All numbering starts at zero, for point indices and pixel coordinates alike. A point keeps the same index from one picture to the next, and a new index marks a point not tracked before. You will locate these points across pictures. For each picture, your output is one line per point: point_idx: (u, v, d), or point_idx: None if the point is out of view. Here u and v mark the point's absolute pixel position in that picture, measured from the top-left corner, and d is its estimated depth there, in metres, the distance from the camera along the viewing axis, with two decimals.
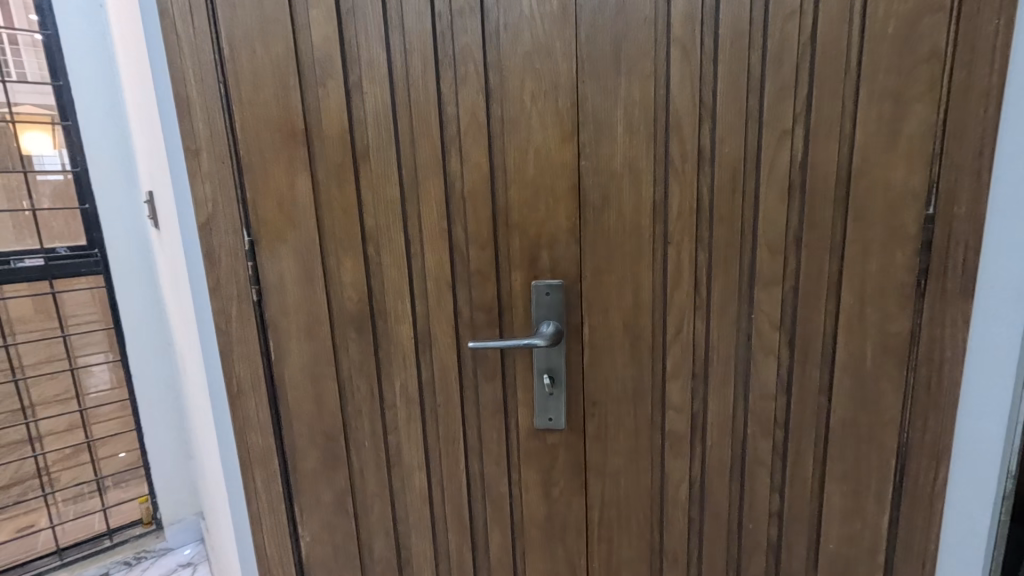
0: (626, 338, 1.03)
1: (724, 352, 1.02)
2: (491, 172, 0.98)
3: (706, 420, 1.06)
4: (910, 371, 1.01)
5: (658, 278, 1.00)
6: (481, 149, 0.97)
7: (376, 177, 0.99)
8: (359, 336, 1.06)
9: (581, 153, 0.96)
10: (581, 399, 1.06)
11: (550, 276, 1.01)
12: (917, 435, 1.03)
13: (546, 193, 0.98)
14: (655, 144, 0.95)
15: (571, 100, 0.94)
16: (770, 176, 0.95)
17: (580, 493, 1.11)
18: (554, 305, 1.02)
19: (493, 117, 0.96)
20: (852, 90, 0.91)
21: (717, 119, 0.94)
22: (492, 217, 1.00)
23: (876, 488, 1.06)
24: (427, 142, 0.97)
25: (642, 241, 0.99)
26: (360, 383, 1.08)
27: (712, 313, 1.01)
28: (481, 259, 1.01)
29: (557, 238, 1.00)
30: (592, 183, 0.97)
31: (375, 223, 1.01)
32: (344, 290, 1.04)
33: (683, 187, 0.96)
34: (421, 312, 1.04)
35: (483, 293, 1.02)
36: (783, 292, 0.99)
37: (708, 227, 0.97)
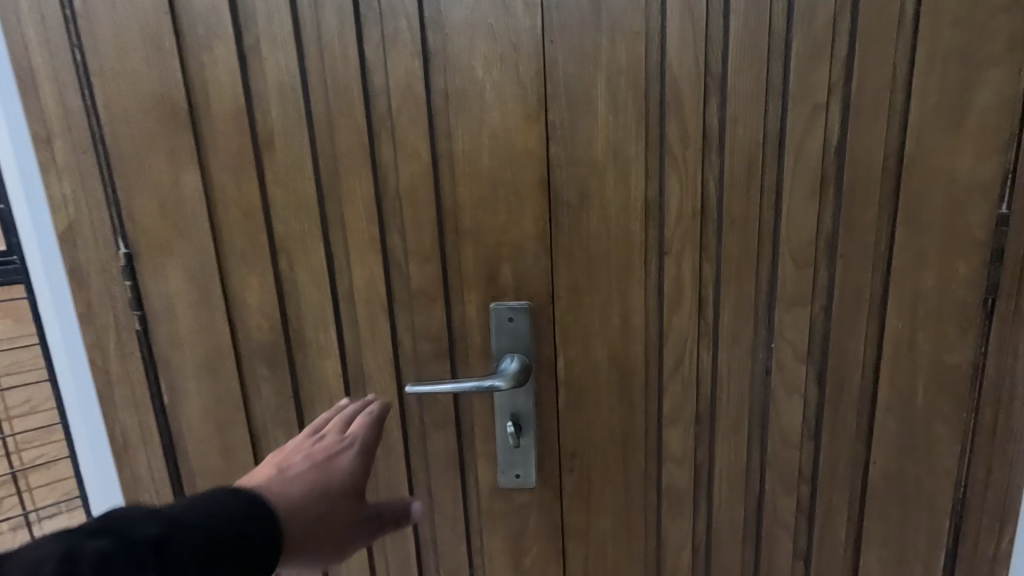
0: (612, 375, 0.81)
1: (737, 392, 0.80)
2: (434, 164, 0.75)
3: (713, 474, 0.84)
4: (971, 412, 0.79)
5: (652, 298, 0.78)
6: (421, 133, 0.74)
7: (284, 172, 0.76)
8: (272, 374, 0.83)
9: (549, 138, 0.74)
10: (556, 449, 0.85)
11: (514, 296, 0.79)
12: (977, 490, 0.82)
13: (507, 191, 0.76)
14: (646, 124, 0.73)
15: (536, 67, 0.72)
16: (797, 165, 0.72)
17: (556, 563, 0.89)
18: (519, 334, 0.80)
19: (435, 91, 0.73)
20: (906, 51, 0.69)
21: (728, 90, 0.71)
22: (438, 222, 0.77)
23: (925, 555, 0.85)
24: (350, 125, 0.74)
25: (631, 251, 0.76)
26: (278, 432, 0.86)
27: (720, 342, 0.79)
28: (425, 277, 0.79)
29: (522, 248, 0.77)
30: (565, 176, 0.75)
31: (286, 231, 0.78)
32: (251, 316, 0.81)
33: (683, 181, 0.74)
34: (351, 344, 0.82)
35: (429, 319, 0.80)
36: (812, 314, 0.77)
37: (715, 233, 0.75)
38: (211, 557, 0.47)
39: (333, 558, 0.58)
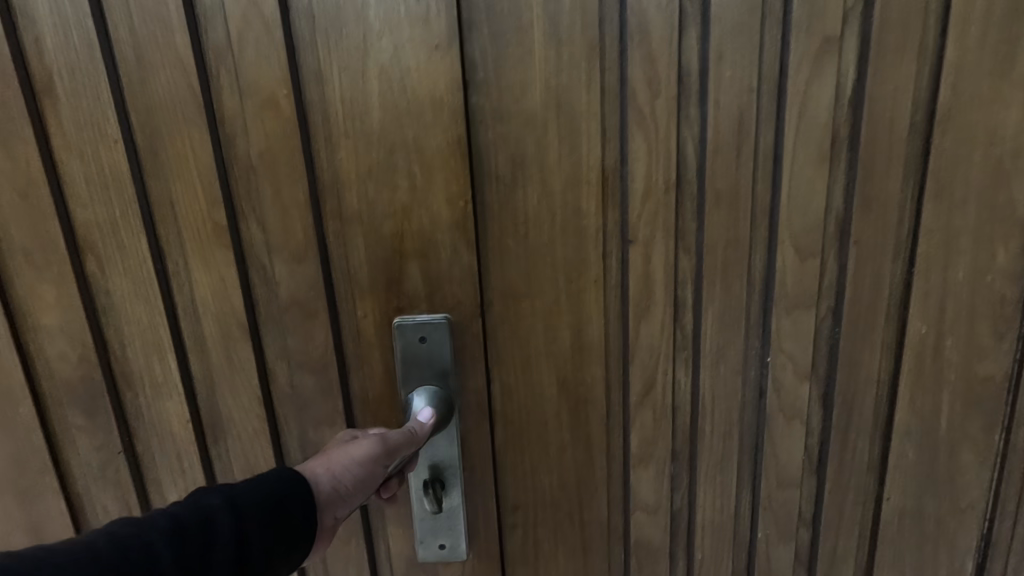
0: (563, 404, 0.61)
1: (723, 421, 0.62)
2: (303, 122, 0.54)
3: (693, 523, 0.66)
4: (1005, 434, 0.63)
5: (614, 302, 0.58)
6: (279, 75, 0.53)
7: (90, 138, 0.55)
8: (90, 420, 0.63)
9: (466, 83, 0.53)
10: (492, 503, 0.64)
11: (427, 305, 0.59)
12: (1007, 525, 0.66)
13: (406, 157, 0.55)
14: (601, 61, 0.52)
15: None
16: (800, 120, 0.54)
17: None
18: (434, 357, 0.59)
19: (296, 16, 0.52)
20: None
21: (710, 14, 0.52)
22: (314, 204, 0.56)
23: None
24: (177, 65, 0.53)
25: (584, 240, 0.56)
26: (100, 489, 0.66)
27: (702, 358, 0.60)
28: (297, 283, 0.58)
29: (434, 238, 0.57)
30: (495, 139, 0.54)
31: (99, 220, 0.57)
32: (38, 340, 0.61)
33: (651, 143, 0.54)
34: (205, 375, 0.61)
35: (310, 338, 0.60)
36: (816, 319, 0.59)
37: (694, 216, 0.56)
38: (280, 504, 0.45)
39: (376, 469, 0.52)
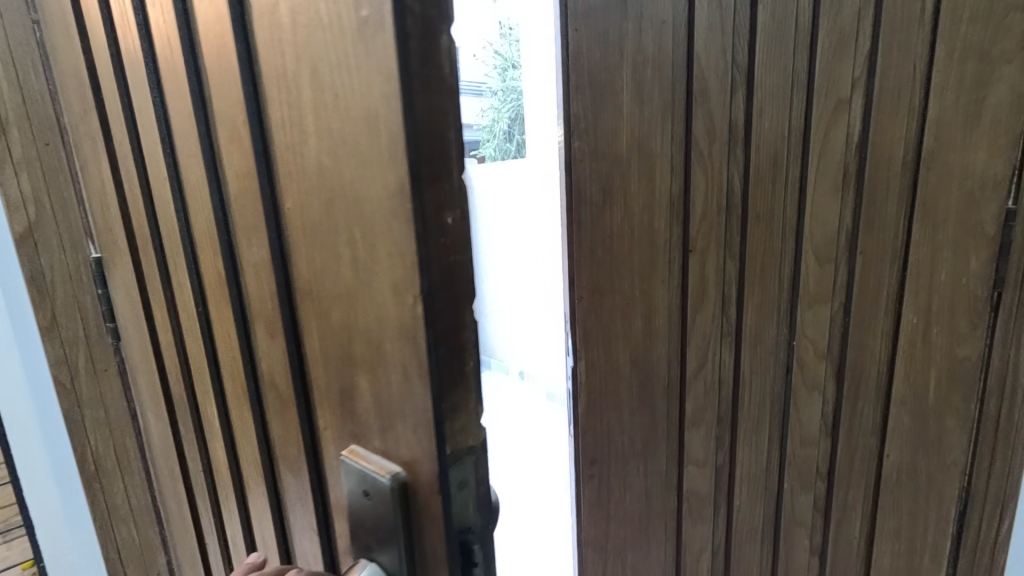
0: (634, 378, 0.82)
1: (757, 391, 0.79)
2: (264, 158, 0.38)
3: (733, 475, 0.83)
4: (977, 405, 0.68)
5: (675, 298, 0.78)
6: (237, 95, 0.37)
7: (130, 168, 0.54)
8: (161, 439, 0.71)
9: (400, 45, 0.29)
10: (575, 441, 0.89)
11: (381, 408, 0.36)
12: (980, 479, 0.70)
13: (341, 193, 0.33)
14: (671, 117, 0.72)
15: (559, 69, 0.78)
16: (821, 158, 0.70)
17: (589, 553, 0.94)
18: (381, 456, 0.36)
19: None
20: (925, 41, 0.62)
21: (754, 81, 0.70)
22: (282, 269, 0.40)
23: (933, 547, 0.74)
24: (185, 89, 0.43)
25: (655, 250, 0.77)
26: (174, 484, 0.71)
27: (743, 340, 0.78)
28: (274, 357, 0.43)
29: (382, 324, 0.34)
30: (422, 153, 0.30)
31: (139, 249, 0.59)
32: (135, 355, 0.68)
33: (708, 178, 0.73)
34: (209, 432, 0.58)
35: (277, 403, 0.44)
36: (832, 311, 0.74)
37: (739, 231, 0.75)
38: None
39: None
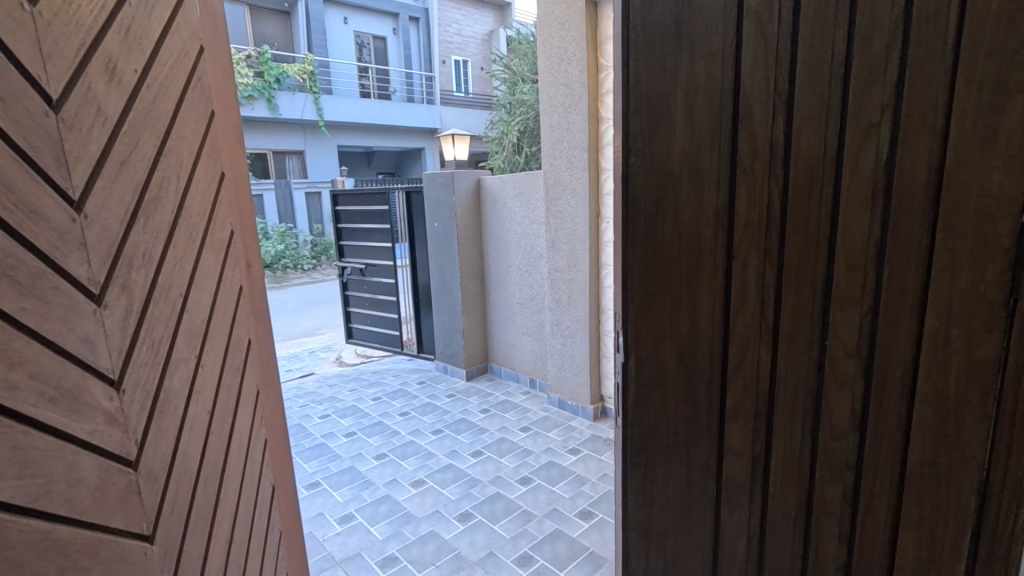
0: (679, 373, 0.91)
1: (794, 386, 0.86)
2: None
3: (769, 466, 0.90)
4: (995, 403, 0.75)
5: (718, 299, 0.87)
6: None
7: None
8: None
9: None
10: (625, 430, 0.97)
11: None
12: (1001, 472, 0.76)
13: None
14: (717, 139, 0.82)
15: (618, 86, 0.87)
16: (852, 177, 0.77)
17: (634, 538, 1.01)
18: None
19: None
20: (946, 79, 0.70)
21: (794, 107, 0.78)
22: None
23: (954, 539, 0.80)
24: None
25: (701, 256, 0.86)
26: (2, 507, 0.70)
27: (780, 340, 0.85)
28: None
29: None
30: None
31: None
32: None
33: (752, 193, 0.82)
34: None
35: None
36: (860, 315, 0.80)
37: (778, 240, 0.82)
38: None
39: None
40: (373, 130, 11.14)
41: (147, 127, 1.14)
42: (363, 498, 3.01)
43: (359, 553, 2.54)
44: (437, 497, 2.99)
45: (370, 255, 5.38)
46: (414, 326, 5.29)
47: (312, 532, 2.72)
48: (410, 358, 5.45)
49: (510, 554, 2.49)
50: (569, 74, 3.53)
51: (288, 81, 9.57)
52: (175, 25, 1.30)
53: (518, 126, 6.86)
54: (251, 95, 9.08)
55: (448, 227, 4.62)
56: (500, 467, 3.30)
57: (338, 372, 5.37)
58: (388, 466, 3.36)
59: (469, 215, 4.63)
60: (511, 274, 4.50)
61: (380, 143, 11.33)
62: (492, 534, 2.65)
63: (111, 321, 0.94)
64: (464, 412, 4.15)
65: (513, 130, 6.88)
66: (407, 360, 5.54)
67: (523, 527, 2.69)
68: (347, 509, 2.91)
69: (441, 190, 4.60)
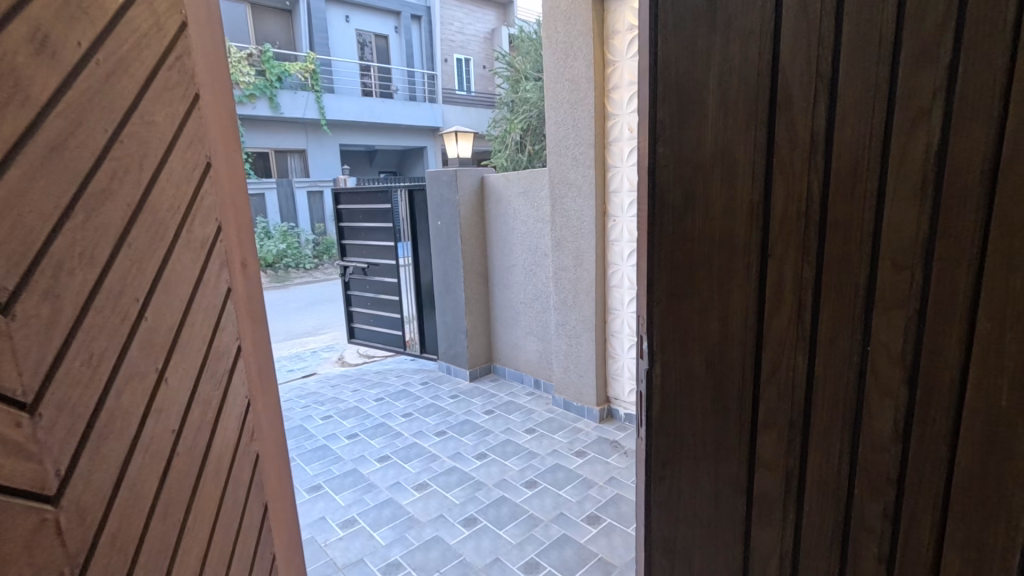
0: (708, 375, 0.88)
1: (831, 395, 0.79)
2: None
3: (803, 481, 0.83)
4: None
5: (751, 299, 0.82)
6: None
7: None
8: None
9: None
10: (651, 429, 0.96)
11: None
12: None
13: None
14: (751, 128, 0.77)
15: (648, 78, 0.86)
16: (899, 166, 0.69)
17: (659, 543, 0.99)
18: None
19: None
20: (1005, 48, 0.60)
21: (837, 92, 0.71)
22: None
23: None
24: None
25: (735, 253, 0.82)
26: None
27: (817, 346, 0.78)
28: None
29: None
30: None
31: None
32: None
33: (791, 186, 0.76)
34: None
35: None
36: (904, 320, 0.72)
37: (818, 239, 0.76)
38: None
39: None
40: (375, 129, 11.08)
41: (130, 118, 1.08)
42: (365, 502, 2.96)
43: (361, 559, 2.48)
44: (441, 501, 2.93)
45: (372, 255, 5.32)
46: (416, 326, 5.23)
47: (313, 537, 2.66)
48: (413, 358, 5.40)
49: (516, 560, 2.43)
50: (575, 70, 3.46)
51: (290, 80, 9.53)
52: (168, 13, 1.24)
53: (521, 124, 6.79)
54: (253, 94, 9.05)
55: (451, 226, 4.57)
56: (505, 469, 3.24)
57: (341, 372, 5.32)
58: (391, 467, 3.32)
59: (472, 213, 4.57)
60: (516, 273, 4.45)
61: (382, 142, 11.27)
62: (497, 539, 2.59)
63: (95, 325, 0.86)
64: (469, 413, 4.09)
65: (516, 128, 6.80)
66: (410, 360, 5.49)
67: (529, 532, 2.63)
68: (349, 513, 2.85)
69: (444, 188, 4.54)
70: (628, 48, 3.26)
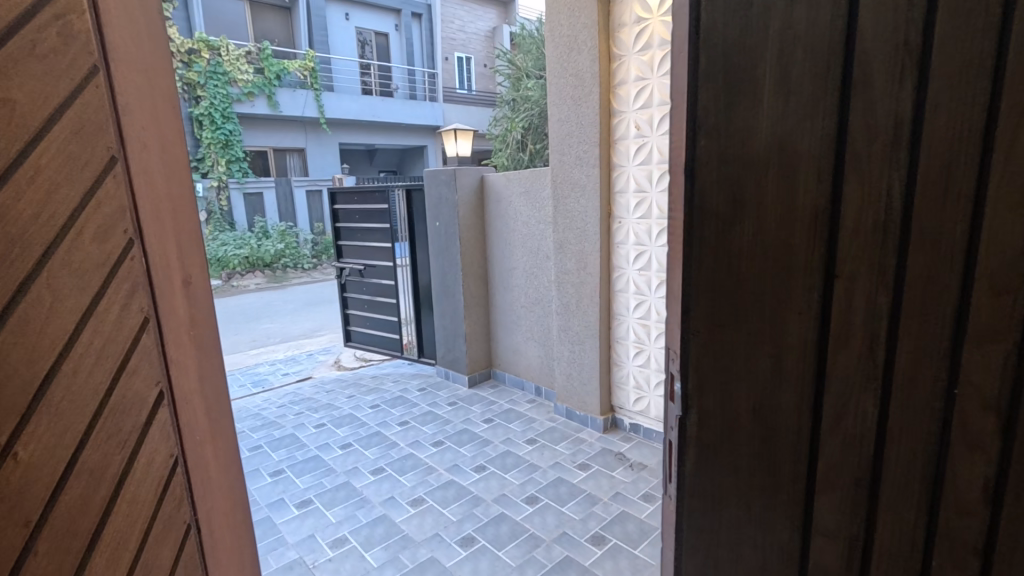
0: (754, 437, 0.65)
1: (909, 452, 0.63)
2: None
3: (869, 554, 0.66)
4: None
5: (812, 338, 0.61)
6: None
7: None
8: None
9: None
10: (679, 525, 0.71)
11: None
12: None
13: None
14: (819, 111, 0.55)
15: (678, 46, 0.61)
16: (1006, 164, 0.54)
17: None
18: None
19: None
20: None
21: (929, 66, 0.53)
22: None
23: None
24: None
25: (791, 277, 0.60)
26: None
27: (892, 391, 0.62)
28: None
29: None
30: None
31: None
32: None
33: (865, 189, 0.57)
34: None
35: None
36: (1005, 357, 0.57)
37: (897, 258, 0.58)
38: None
39: None
40: (374, 128, 10.93)
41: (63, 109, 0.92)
42: (357, 519, 2.81)
43: None
44: (437, 518, 2.78)
45: (370, 256, 5.17)
46: (414, 329, 5.08)
47: (302, 558, 2.51)
48: (411, 362, 5.24)
49: None
50: (579, 65, 3.31)
51: (287, 77, 9.37)
52: None
53: (523, 123, 6.63)
54: (250, 92, 8.93)
55: (450, 227, 4.42)
56: (505, 483, 3.09)
57: (336, 377, 5.17)
58: (386, 481, 3.17)
59: (472, 214, 4.41)
60: (517, 277, 4.29)
61: (382, 141, 11.12)
62: (496, 561, 2.43)
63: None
64: (467, 421, 3.93)
65: (517, 127, 6.64)
66: (408, 365, 5.35)
67: (530, 554, 2.48)
68: (340, 532, 2.70)
69: (443, 188, 4.39)
70: (634, 41, 3.09)
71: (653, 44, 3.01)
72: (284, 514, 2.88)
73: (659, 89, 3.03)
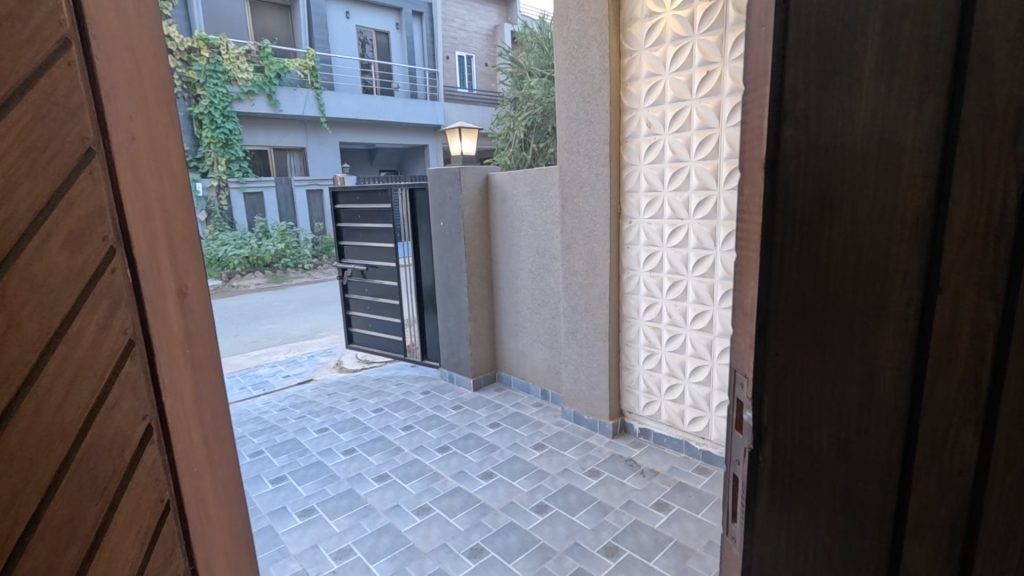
0: (837, 476, 0.55)
1: (1015, 487, 0.55)
2: None
3: None
4: None
5: (909, 360, 0.52)
6: None
7: None
8: None
9: None
10: None
11: None
12: None
13: None
14: (929, 95, 0.47)
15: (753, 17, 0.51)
16: None
17: None
18: None
19: None
20: None
21: None
22: None
23: None
24: None
25: (890, 289, 0.51)
26: None
27: (998, 419, 0.54)
28: None
29: None
30: None
31: None
32: None
33: (979, 188, 0.49)
34: None
35: None
36: None
37: (1008, 267, 0.50)
38: None
39: None
40: (375, 127, 10.84)
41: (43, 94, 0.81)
42: (362, 528, 2.72)
43: None
44: (443, 528, 2.69)
45: (372, 257, 5.08)
46: (418, 330, 5.00)
47: (305, 570, 2.43)
48: (415, 365, 5.16)
49: None
50: (589, 61, 3.22)
51: (288, 76, 9.29)
52: None
53: (526, 122, 6.54)
54: (250, 91, 8.85)
55: (454, 227, 4.33)
56: (513, 492, 3.00)
57: (337, 379, 5.08)
58: (391, 488, 3.08)
59: (476, 215, 4.32)
60: (523, 278, 4.21)
61: (383, 140, 11.03)
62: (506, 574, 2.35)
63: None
64: (473, 426, 3.85)
65: (520, 126, 6.55)
66: (410, 367, 5.26)
67: (541, 566, 2.39)
68: (345, 543, 2.61)
69: (447, 188, 4.30)
70: (646, 37, 3.01)
71: (665, 39, 2.92)
72: (286, 523, 2.79)
73: (671, 85, 2.94)
